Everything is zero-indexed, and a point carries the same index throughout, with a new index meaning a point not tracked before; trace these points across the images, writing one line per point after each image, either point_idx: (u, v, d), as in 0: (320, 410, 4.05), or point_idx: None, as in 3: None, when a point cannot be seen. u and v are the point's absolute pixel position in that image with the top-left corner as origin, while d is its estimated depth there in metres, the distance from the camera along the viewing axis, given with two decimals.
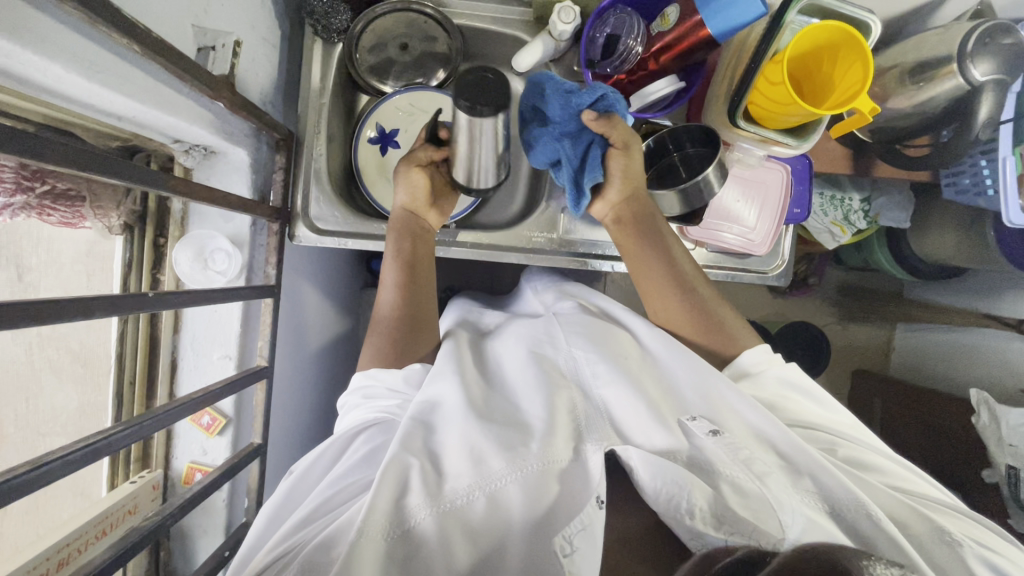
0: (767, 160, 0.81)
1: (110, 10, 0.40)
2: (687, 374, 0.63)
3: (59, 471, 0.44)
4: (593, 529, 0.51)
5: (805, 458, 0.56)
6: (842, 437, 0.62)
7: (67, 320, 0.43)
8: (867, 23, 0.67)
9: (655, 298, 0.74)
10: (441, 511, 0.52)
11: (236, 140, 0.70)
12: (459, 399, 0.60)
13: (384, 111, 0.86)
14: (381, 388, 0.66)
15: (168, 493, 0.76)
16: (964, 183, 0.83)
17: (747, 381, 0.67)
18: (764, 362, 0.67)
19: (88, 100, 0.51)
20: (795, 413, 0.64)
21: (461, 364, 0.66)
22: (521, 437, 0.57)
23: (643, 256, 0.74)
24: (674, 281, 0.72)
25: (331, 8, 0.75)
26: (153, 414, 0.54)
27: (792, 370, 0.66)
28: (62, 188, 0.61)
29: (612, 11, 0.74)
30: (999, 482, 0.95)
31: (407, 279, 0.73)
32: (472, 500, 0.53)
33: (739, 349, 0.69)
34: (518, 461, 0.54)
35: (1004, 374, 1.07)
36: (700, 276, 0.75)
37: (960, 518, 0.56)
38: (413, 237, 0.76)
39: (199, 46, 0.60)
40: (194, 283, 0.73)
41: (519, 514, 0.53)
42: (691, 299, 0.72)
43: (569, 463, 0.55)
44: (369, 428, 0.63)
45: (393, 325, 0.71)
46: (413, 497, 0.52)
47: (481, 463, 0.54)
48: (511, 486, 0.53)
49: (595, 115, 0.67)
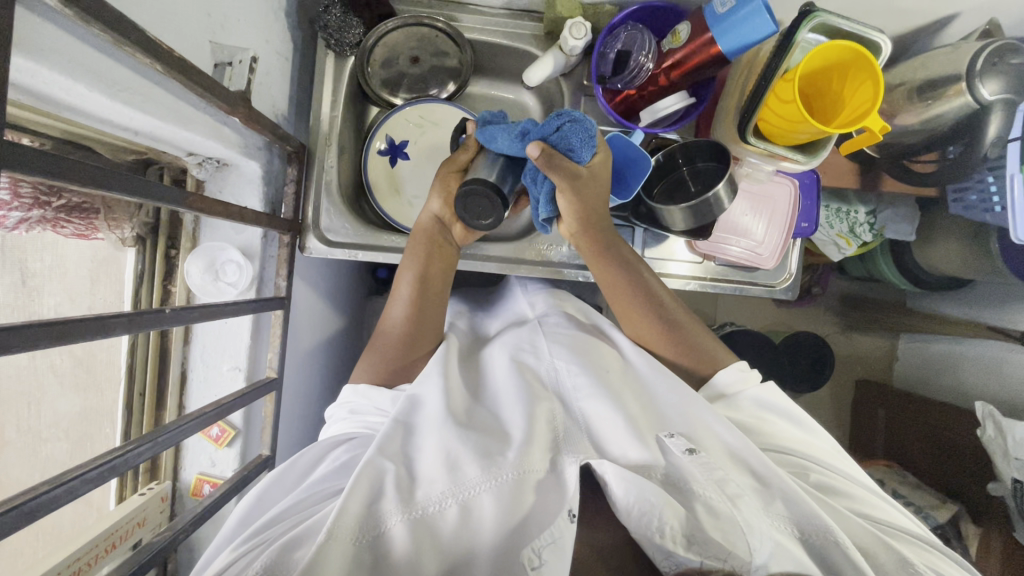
0: (775, 175, 0.82)
1: (134, 33, 0.41)
2: (666, 391, 0.65)
3: (76, 490, 0.44)
4: (563, 542, 0.50)
5: (778, 479, 0.56)
6: (814, 462, 0.63)
7: (87, 339, 0.43)
8: (878, 43, 0.67)
9: (626, 314, 0.75)
10: (412, 517, 0.52)
11: (249, 154, 0.70)
12: (439, 406, 0.61)
13: (394, 123, 0.86)
14: (370, 406, 0.67)
15: (177, 505, 0.76)
16: (971, 199, 0.83)
17: (724, 403, 0.68)
18: (738, 383, 0.68)
19: (108, 117, 0.51)
20: (770, 437, 0.65)
21: (447, 369, 0.67)
22: (498, 447, 0.57)
23: (612, 276, 0.73)
24: (645, 299, 0.73)
25: (344, 22, 0.76)
26: (166, 430, 0.54)
27: (771, 394, 0.67)
28: (77, 201, 0.62)
29: (623, 27, 0.75)
30: (1004, 496, 0.95)
31: (420, 299, 0.73)
32: (444, 508, 0.52)
33: (717, 370, 0.70)
34: (492, 470, 0.54)
35: (1009, 387, 1.07)
36: (666, 289, 0.76)
37: (924, 549, 0.57)
38: (433, 248, 0.75)
39: (215, 62, 0.61)
40: (205, 295, 0.73)
41: (491, 527, 0.52)
42: (660, 315, 0.73)
43: (545, 474, 0.56)
44: (350, 441, 0.64)
45: (397, 346, 0.72)
46: (385, 502, 0.52)
47: (455, 470, 0.54)
48: (484, 495, 0.53)
49: (538, 152, 0.61)
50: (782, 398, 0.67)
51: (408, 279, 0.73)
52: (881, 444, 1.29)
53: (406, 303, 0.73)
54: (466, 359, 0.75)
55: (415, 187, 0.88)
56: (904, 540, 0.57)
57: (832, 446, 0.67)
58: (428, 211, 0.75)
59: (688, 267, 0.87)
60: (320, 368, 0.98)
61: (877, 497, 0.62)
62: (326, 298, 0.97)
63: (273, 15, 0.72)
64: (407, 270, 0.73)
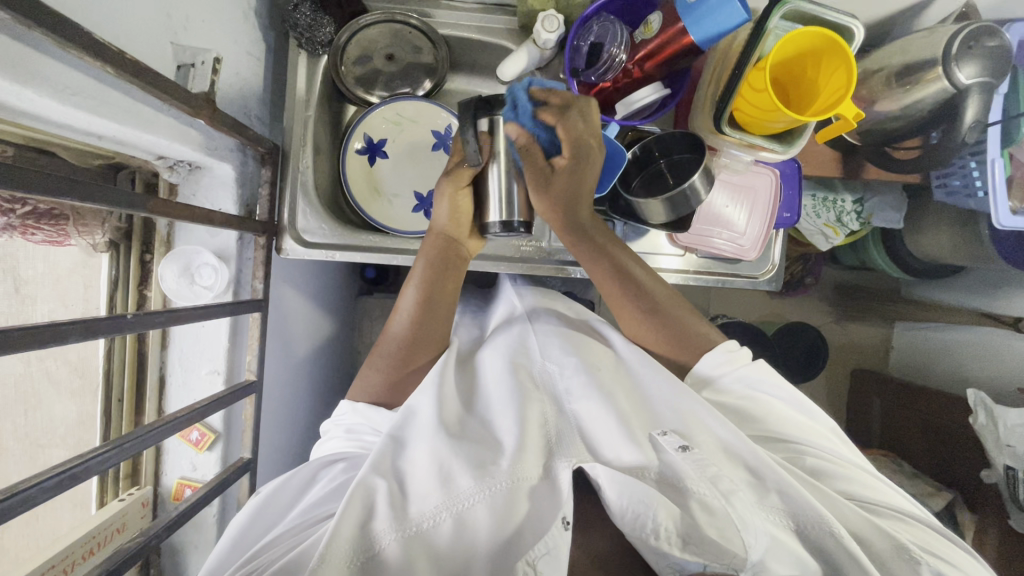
0: (755, 164, 0.81)
1: (78, 35, 0.40)
2: (663, 389, 0.64)
3: (37, 498, 0.44)
4: (558, 553, 0.50)
5: (773, 474, 0.54)
6: (804, 441, 0.62)
7: (42, 345, 0.42)
8: (850, 28, 0.66)
9: (654, 346, 0.73)
10: (406, 534, 0.51)
11: (220, 155, 0.70)
12: (432, 416, 0.60)
13: (371, 122, 0.85)
14: (367, 425, 0.67)
15: (159, 509, 0.76)
16: (954, 184, 0.84)
17: (708, 389, 0.68)
18: (725, 365, 0.68)
19: (65, 122, 0.51)
20: (762, 419, 0.64)
21: (443, 376, 0.67)
22: (492, 455, 0.57)
23: (634, 315, 0.73)
24: (630, 290, 0.72)
25: (315, 21, 0.76)
26: (137, 435, 0.53)
27: (760, 373, 0.66)
28: (45, 208, 0.61)
29: (595, 20, 0.74)
30: (998, 483, 0.94)
31: (423, 319, 0.70)
32: (439, 523, 0.52)
33: (706, 353, 0.70)
34: (485, 480, 0.54)
35: (1004, 371, 1.06)
36: (649, 275, 0.74)
37: (916, 528, 0.56)
38: (448, 264, 0.72)
39: (178, 63, 0.60)
40: (181, 299, 0.73)
41: (486, 535, 0.52)
42: (648, 306, 0.72)
43: (538, 481, 0.55)
44: (343, 460, 0.63)
45: (395, 366, 0.70)
46: (379, 522, 0.51)
47: (448, 482, 0.54)
48: (478, 506, 0.53)
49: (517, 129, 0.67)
50: (776, 378, 0.66)
51: (412, 294, 0.71)
52: (877, 431, 1.27)
53: (409, 321, 0.70)
54: (459, 363, 0.74)
55: (396, 185, 0.87)
56: (895, 520, 0.56)
57: (826, 427, 0.65)
58: (438, 223, 0.73)
59: (675, 261, 0.86)
60: (308, 371, 0.97)
61: (865, 472, 0.61)
62: (310, 299, 0.96)
63: (240, 15, 0.71)
64: (414, 282, 0.71)
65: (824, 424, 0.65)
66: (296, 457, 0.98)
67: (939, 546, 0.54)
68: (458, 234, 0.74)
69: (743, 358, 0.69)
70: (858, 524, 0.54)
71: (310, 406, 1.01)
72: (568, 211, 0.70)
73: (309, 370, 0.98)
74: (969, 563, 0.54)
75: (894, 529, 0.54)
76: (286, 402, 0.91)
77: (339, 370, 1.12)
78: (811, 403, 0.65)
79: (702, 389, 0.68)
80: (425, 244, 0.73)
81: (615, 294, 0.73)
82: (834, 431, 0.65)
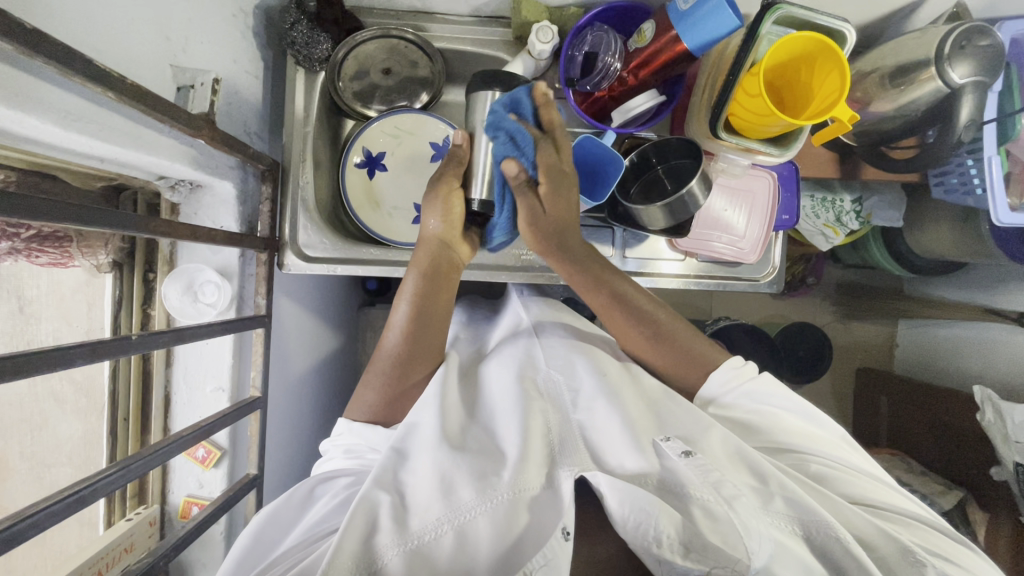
0: (752, 168, 0.81)
1: (80, 62, 0.41)
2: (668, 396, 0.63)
3: (45, 522, 0.44)
4: (557, 563, 0.50)
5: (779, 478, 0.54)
6: (814, 451, 0.62)
7: (49, 369, 0.43)
8: (842, 32, 0.67)
9: (662, 363, 0.72)
10: (409, 548, 0.51)
11: (221, 174, 0.71)
12: (435, 427, 0.60)
13: (370, 135, 0.86)
14: (366, 446, 0.66)
15: (166, 528, 0.76)
16: (952, 182, 0.84)
17: (715, 407, 0.68)
18: (732, 381, 0.67)
19: (67, 146, 0.52)
20: (767, 432, 0.64)
21: (446, 389, 0.66)
22: (494, 467, 0.57)
23: (631, 329, 0.72)
24: (622, 306, 0.71)
25: (312, 38, 0.76)
26: (143, 455, 0.53)
27: (766, 387, 0.66)
28: (48, 231, 0.62)
29: (590, 30, 0.75)
30: (1008, 480, 0.93)
31: (417, 332, 0.69)
32: (440, 535, 0.52)
33: (710, 372, 0.69)
34: (487, 492, 0.54)
35: (1007, 367, 1.06)
36: (645, 293, 0.73)
37: (923, 531, 0.56)
38: (439, 278, 0.70)
39: (178, 85, 0.62)
40: (184, 317, 0.73)
41: (487, 549, 0.52)
42: (644, 323, 0.71)
43: (540, 491, 0.55)
44: (346, 475, 0.63)
45: (390, 383, 0.68)
46: (382, 536, 0.51)
47: (449, 494, 0.54)
48: (479, 519, 0.52)
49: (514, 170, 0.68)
50: (783, 391, 0.66)
51: (404, 308, 0.69)
52: (885, 430, 1.26)
53: (402, 333, 0.69)
54: (463, 377, 0.74)
55: (395, 197, 0.88)
56: (902, 523, 0.56)
57: (836, 436, 0.65)
58: (428, 232, 0.71)
59: (675, 266, 0.86)
60: (312, 386, 0.97)
61: (876, 480, 0.61)
62: (313, 313, 0.97)
63: (238, 34, 0.72)
64: (406, 296, 0.69)
65: (835, 432, 0.65)
66: (302, 470, 0.98)
67: (947, 549, 0.54)
68: (450, 239, 0.72)
69: (751, 371, 0.69)
70: (862, 527, 0.54)
71: (314, 419, 1.01)
72: (559, 247, 0.71)
73: (313, 385, 0.98)
74: (982, 569, 0.54)
75: (898, 531, 0.54)
76: (291, 416, 0.91)
77: (342, 383, 1.12)
78: (821, 413, 0.65)
79: (707, 407, 0.69)
80: (416, 257, 0.71)
81: (617, 319, 0.72)
82: (845, 439, 0.65)
